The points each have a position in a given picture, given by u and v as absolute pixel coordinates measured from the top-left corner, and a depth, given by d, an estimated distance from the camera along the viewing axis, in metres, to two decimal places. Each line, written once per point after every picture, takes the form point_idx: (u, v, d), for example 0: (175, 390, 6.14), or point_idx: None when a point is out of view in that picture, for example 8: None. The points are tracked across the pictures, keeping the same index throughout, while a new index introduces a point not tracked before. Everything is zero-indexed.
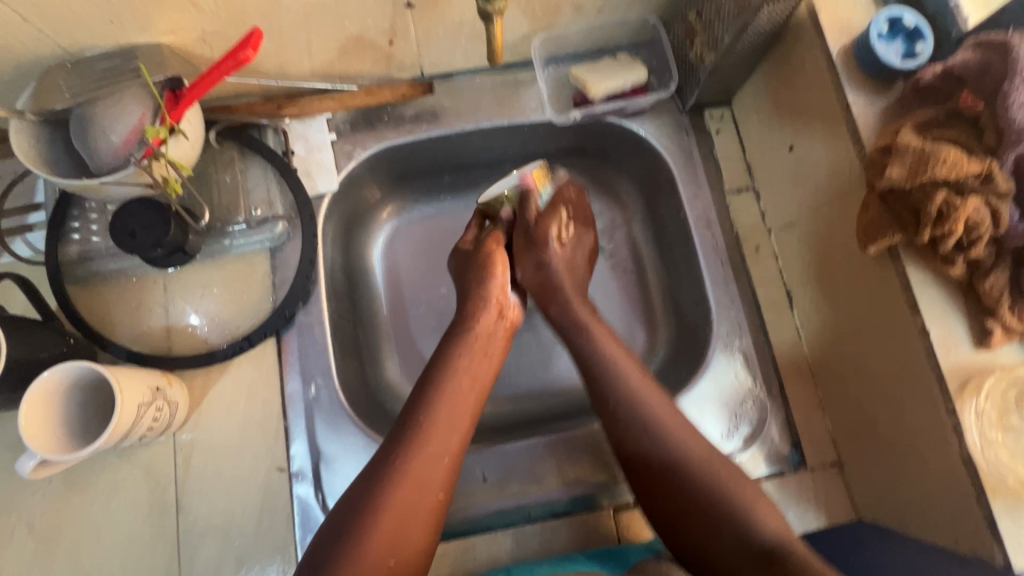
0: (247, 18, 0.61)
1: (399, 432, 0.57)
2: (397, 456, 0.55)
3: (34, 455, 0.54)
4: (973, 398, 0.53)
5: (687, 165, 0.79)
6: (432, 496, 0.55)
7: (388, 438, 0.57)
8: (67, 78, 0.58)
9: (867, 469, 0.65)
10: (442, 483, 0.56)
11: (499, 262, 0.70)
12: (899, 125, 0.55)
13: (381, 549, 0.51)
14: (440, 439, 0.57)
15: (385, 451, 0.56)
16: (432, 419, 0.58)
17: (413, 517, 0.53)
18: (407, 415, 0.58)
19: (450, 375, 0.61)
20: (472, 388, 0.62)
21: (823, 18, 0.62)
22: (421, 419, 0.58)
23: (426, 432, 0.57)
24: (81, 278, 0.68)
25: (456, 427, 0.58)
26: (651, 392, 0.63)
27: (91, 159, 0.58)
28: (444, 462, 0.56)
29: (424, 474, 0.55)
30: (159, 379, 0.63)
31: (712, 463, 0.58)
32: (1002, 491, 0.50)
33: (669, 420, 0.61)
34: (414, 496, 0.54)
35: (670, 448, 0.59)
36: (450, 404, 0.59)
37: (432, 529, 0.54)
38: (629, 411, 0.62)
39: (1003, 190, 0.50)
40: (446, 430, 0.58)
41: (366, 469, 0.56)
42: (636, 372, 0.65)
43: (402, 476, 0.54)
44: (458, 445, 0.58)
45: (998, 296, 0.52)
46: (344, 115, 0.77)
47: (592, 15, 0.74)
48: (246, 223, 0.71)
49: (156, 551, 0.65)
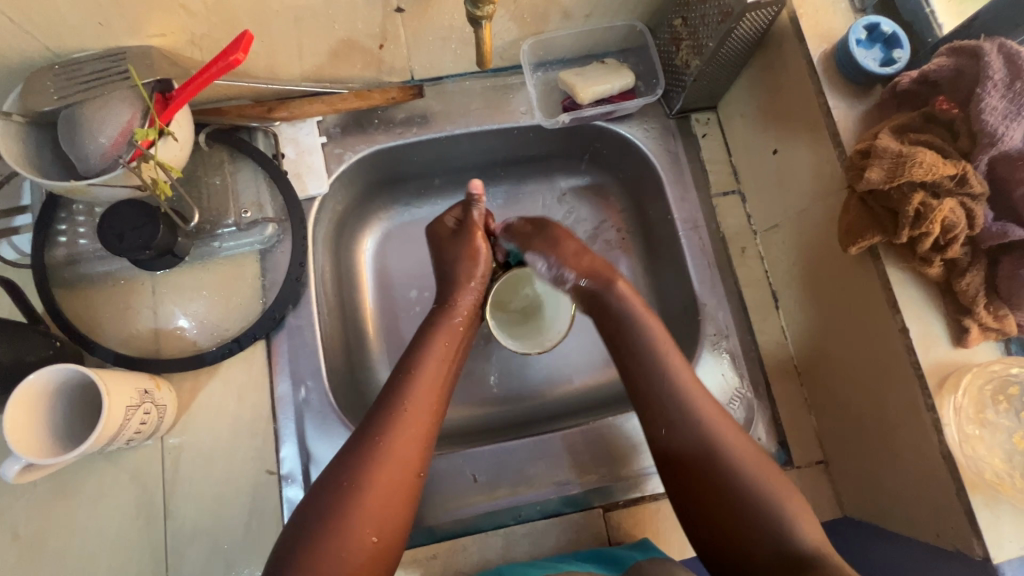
0: (237, 22, 0.61)
1: (376, 413, 0.57)
2: (379, 436, 0.55)
3: (19, 459, 0.53)
4: (951, 394, 0.54)
5: (674, 168, 0.81)
6: (414, 471, 0.55)
7: (366, 421, 0.57)
8: (55, 79, 0.58)
9: (850, 466, 0.67)
10: (419, 460, 0.56)
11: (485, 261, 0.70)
12: (877, 129, 0.57)
13: (365, 526, 0.51)
14: (418, 418, 0.57)
15: (363, 433, 0.56)
16: (410, 399, 0.58)
17: (394, 495, 0.53)
18: (385, 398, 0.58)
19: (426, 358, 0.62)
20: (443, 370, 0.62)
21: (804, 25, 0.64)
22: (400, 399, 0.58)
23: (404, 411, 0.57)
24: (67, 281, 0.68)
25: (430, 407, 0.59)
26: (696, 386, 0.61)
27: (79, 160, 0.58)
28: (422, 440, 0.57)
29: (404, 452, 0.55)
30: (146, 382, 0.62)
31: (741, 448, 0.57)
32: (980, 485, 0.52)
33: (696, 394, 0.60)
34: (394, 474, 0.54)
35: (697, 418, 0.58)
36: (426, 387, 0.60)
37: (412, 504, 0.55)
38: (665, 396, 0.60)
39: (977, 191, 0.51)
40: (422, 407, 0.58)
41: (345, 451, 0.55)
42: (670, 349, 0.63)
43: (383, 456, 0.54)
44: (433, 422, 0.59)
45: (974, 294, 0.53)
46: (334, 118, 0.77)
47: (580, 20, 0.75)
48: (236, 225, 0.71)
49: (142, 555, 0.64)
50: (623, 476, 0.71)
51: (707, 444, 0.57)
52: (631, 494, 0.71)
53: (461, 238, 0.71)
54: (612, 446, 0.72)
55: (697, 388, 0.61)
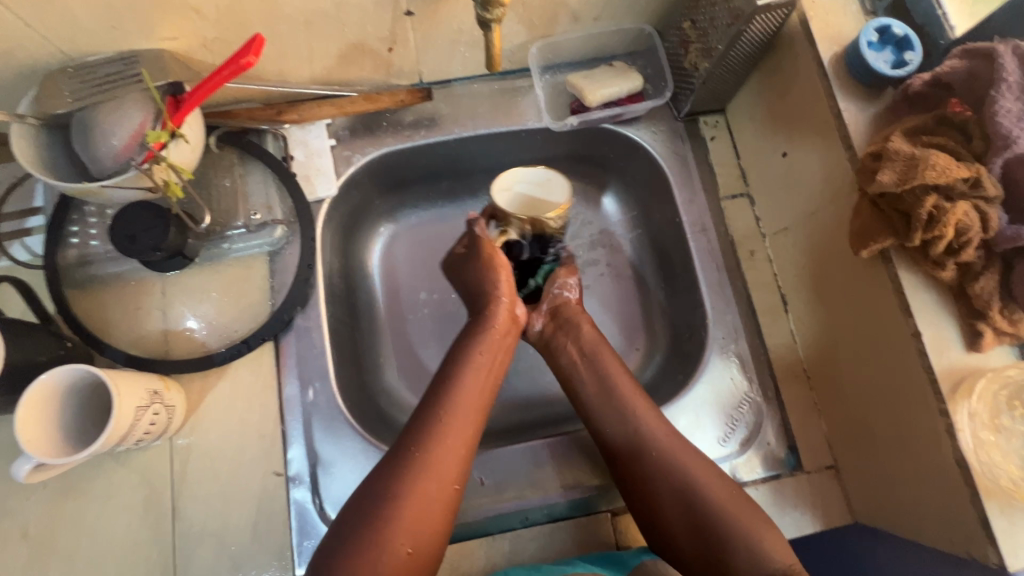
0: (248, 25, 0.62)
1: (414, 424, 0.58)
2: (417, 446, 0.56)
3: (30, 458, 0.53)
4: (965, 400, 0.54)
5: (682, 171, 0.80)
6: (449, 484, 0.55)
7: (404, 431, 0.57)
8: (69, 83, 0.59)
9: (861, 472, 0.66)
10: (458, 472, 0.56)
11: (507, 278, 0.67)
12: (889, 131, 0.57)
13: (400, 538, 0.51)
14: (457, 428, 0.57)
15: (402, 444, 0.56)
16: (450, 411, 0.58)
17: (429, 508, 0.53)
18: (424, 409, 0.59)
19: (468, 370, 0.62)
20: (481, 382, 0.62)
21: (815, 27, 0.63)
22: (440, 408, 0.58)
23: (445, 420, 0.57)
24: (79, 282, 0.69)
25: (469, 420, 0.59)
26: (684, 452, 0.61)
27: (92, 163, 0.58)
28: (461, 453, 0.57)
29: (444, 464, 0.55)
30: (156, 383, 0.63)
31: (713, 485, 0.58)
32: (995, 492, 0.51)
33: (659, 434, 0.62)
34: (432, 483, 0.54)
35: (658, 454, 0.61)
36: (467, 398, 0.60)
37: (448, 518, 0.55)
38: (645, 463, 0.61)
39: (991, 194, 0.51)
40: (464, 418, 0.58)
41: (380, 463, 0.56)
42: (639, 401, 0.64)
43: (422, 466, 0.54)
44: (472, 433, 0.59)
45: (988, 298, 0.52)
46: (343, 121, 0.78)
47: (588, 23, 0.75)
48: (245, 227, 0.72)
49: (150, 556, 0.64)
50: None
51: (684, 497, 0.58)
52: None
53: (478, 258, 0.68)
54: None
55: (683, 447, 0.61)
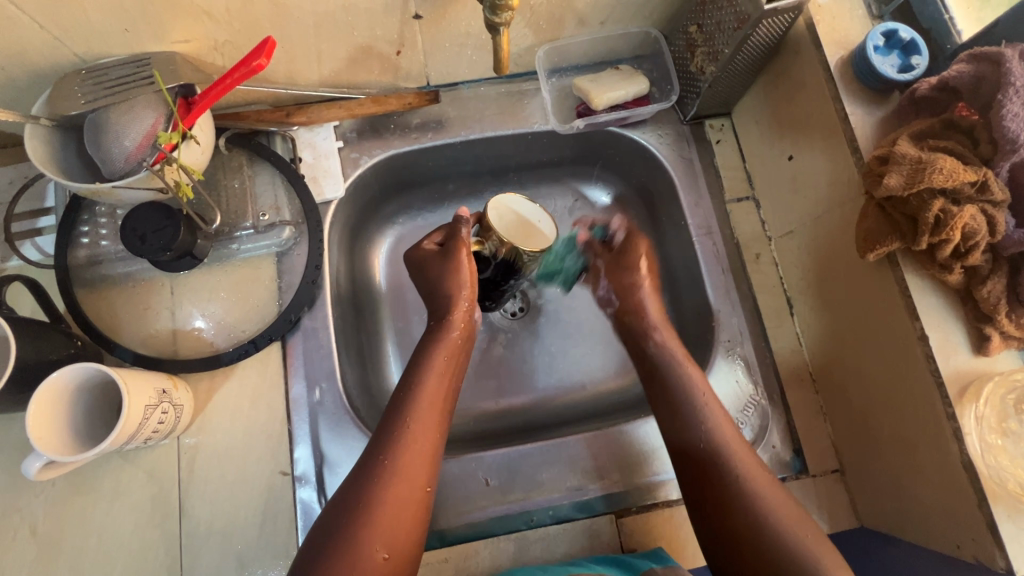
0: (259, 28, 0.62)
1: (381, 431, 0.58)
2: (385, 454, 0.55)
3: (41, 456, 0.54)
4: (972, 403, 0.54)
5: (688, 174, 0.81)
6: (421, 486, 0.55)
7: (373, 438, 0.57)
8: (82, 84, 0.59)
9: (866, 475, 0.66)
10: (427, 475, 0.56)
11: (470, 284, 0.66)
12: (896, 135, 0.57)
13: (374, 544, 0.51)
14: (421, 433, 0.57)
15: (370, 452, 0.56)
16: (414, 416, 0.58)
17: (401, 514, 0.53)
18: (389, 416, 0.59)
19: (430, 375, 0.62)
20: (443, 384, 0.62)
21: (821, 32, 0.64)
22: (405, 413, 0.58)
23: (411, 426, 0.57)
24: (89, 281, 0.69)
25: (433, 424, 0.59)
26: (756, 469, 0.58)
27: (104, 163, 0.58)
28: (428, 456, 0.57)
29: (412, 469, 0.55)
30: (164, 382, 0.63)
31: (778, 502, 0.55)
32: (1003, 496, 0.51)
33: (733, 443, 0.60)
34: (402, 489, 0.54)
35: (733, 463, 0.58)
36: (430, 402, 0.60)
37: (422, 520, 0.55)
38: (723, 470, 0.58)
39: (998, 199, 0.51)
40: (427, 423, 0.58)
41: (353, 470, 0.56)
42: (717, 413, 0.62)
43: (391, 473, 0.54)
44: (437, 436, 0.59)
45: (995, 302, 0.53)
46: (351, 123, 0.78)
47: (595, 27, 0.75)
48: (253, 228, 0.72)
49: (157, 554, 0.65)
50: (636, 482, 0.71)
51: (750, 505, 0.55)
52: (645, 501, 0.71)
53: (447, 255, 0.65)
54: (626, 451, 0.72)
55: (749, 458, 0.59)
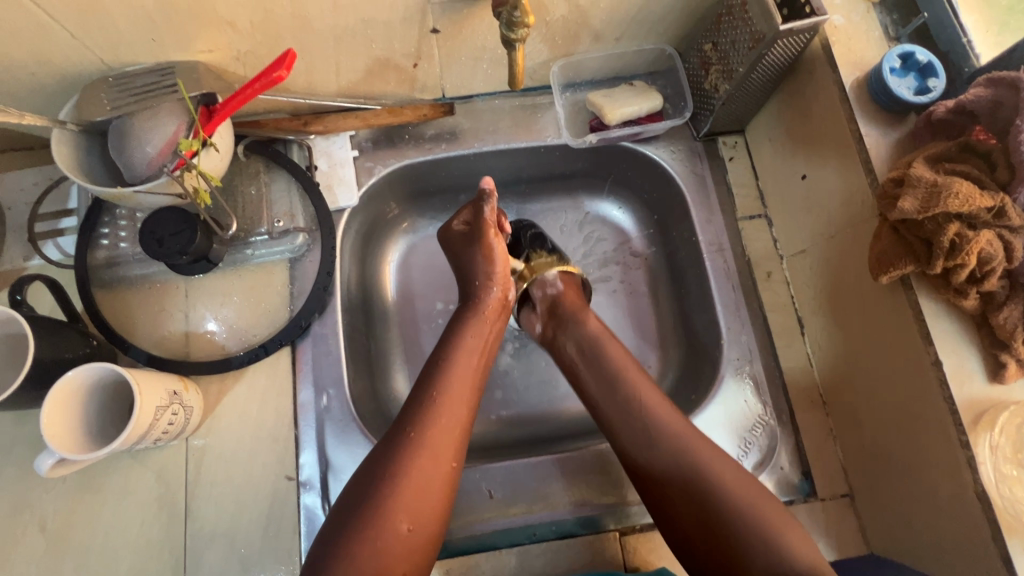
0: (280, 39, 0.64)
1: (409, 408, 0.57)
2: (412, 427, 0.55)
3: (52, 453, 0.54)
4: (986, 432, 0.53)
5: (700, 190, 0.81)
6: (447, 464, 0.55)
7: (400, 414, 0.57)
8: (108, 91, 0.61)
9: (878, 501, 0.65)
10: (455, 452, 0.56)
11: (501, 258, 0.69)
12: (911, 157, 0.56)
13: (398, 516, 0.51)
14: (450, 408, 0.57)
15: (398, 426, 0.56)
16: (443, 392, 0.58)
17: (427, 486, 0.53)
18: (417, 392, 0.58)
19: (461, 352, 0.62)
20: (472, 363, 0.62)
21: (837, 53, 0.64)
22: (433, 390, 0.58)
23: (439, 402, 0.57)
24: (107, 283, 0.71)
25: (462, 399, 0.58)
26: (668, 410, 0.61)
27: (126, 168, 0.60)
28: (456, 433, 0.56)
29: (441, 442, 0.55)
30: (175, 384, 0.64)
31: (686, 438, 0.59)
32: (1018, 529, 0.50)
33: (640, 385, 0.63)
34: (428, 463, 0.53)
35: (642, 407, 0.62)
36: (460, 378, 0.60)
37: (449, 497, 0.54)
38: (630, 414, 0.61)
39: (1016, 224, 0.50)
40: (456, 399, 0.58)
41: (380, 444, 0.55)
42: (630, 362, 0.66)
43: (417, 446, 0.54)
44: (466, 414, 0.58)
45: (1012, 329, 0.52)
46: (366, 133, 0.80)
47: (610, 44, 0.76)
48: (268, 234, 0.73)
49: (162, 555, 0.65)
50: (641, 499, 0.70)
51: (662, 442, 0.59)
52: (649, 519, 0.69)
53: (477, 236, 0.70)
54: (630, 467, 0.71)
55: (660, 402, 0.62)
